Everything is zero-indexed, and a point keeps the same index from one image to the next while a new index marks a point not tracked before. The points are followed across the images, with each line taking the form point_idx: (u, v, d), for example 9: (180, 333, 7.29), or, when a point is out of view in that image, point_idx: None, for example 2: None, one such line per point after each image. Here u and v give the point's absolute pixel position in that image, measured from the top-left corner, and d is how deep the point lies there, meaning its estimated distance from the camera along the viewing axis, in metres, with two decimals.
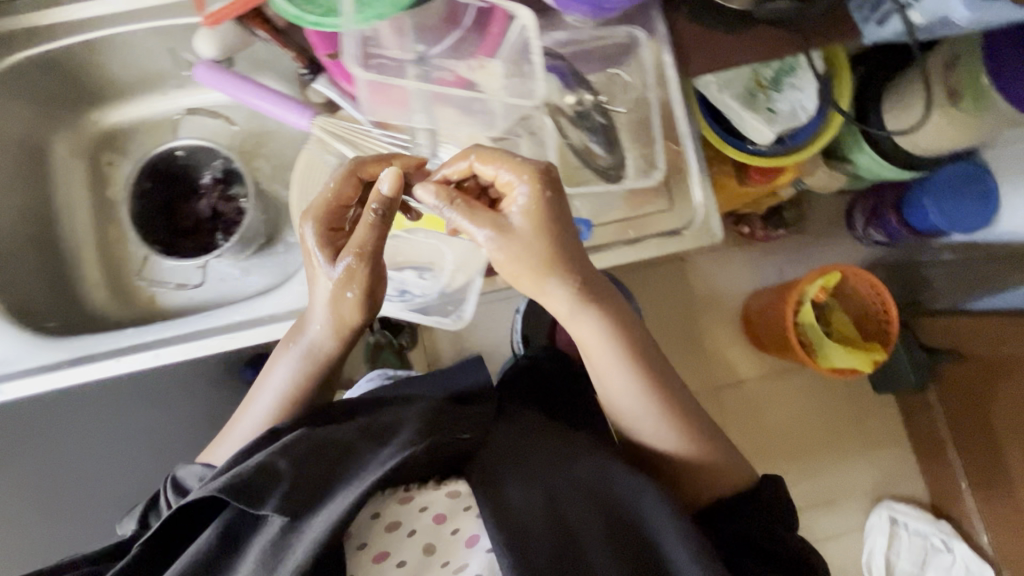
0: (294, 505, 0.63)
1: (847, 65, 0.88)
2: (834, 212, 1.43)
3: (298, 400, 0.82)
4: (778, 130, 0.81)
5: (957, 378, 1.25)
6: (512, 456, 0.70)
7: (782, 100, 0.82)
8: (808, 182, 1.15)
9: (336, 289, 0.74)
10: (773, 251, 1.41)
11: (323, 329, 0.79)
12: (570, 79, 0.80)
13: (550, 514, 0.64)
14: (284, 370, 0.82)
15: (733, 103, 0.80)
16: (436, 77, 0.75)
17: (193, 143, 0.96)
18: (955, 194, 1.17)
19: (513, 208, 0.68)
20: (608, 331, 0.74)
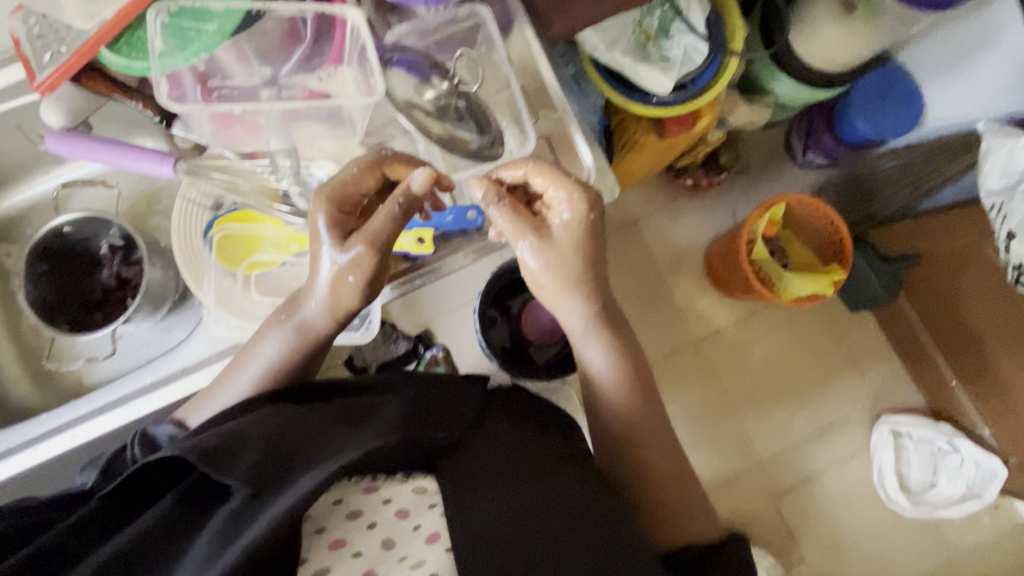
0: (261, 473, 0.59)
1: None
2: (773, 146, 1.42)
3: (285, 375, 0.80)
4: (675, 77, 0.82)
5: (923, 279, 1.25)
6: (483, 461, 0.70)
7: (672, 45, 0.82)
8: (732, 121, 1.15)
9: (338, 273, 0.75)
10: (721, 197, 1.41)
11: (319, 314, 0.79)
12: (423, 71, 0.80)
13: (509, 512, 0.63)
14: (273, 346, 0.81)
15: (624, 60, 0.80)
16: (287, 96, 0.74)
17: (77, 215, 0.95)
18: (880, 103, 1.17)
19: (566, 215, 0.74)
20: (623, 360, 0.80)
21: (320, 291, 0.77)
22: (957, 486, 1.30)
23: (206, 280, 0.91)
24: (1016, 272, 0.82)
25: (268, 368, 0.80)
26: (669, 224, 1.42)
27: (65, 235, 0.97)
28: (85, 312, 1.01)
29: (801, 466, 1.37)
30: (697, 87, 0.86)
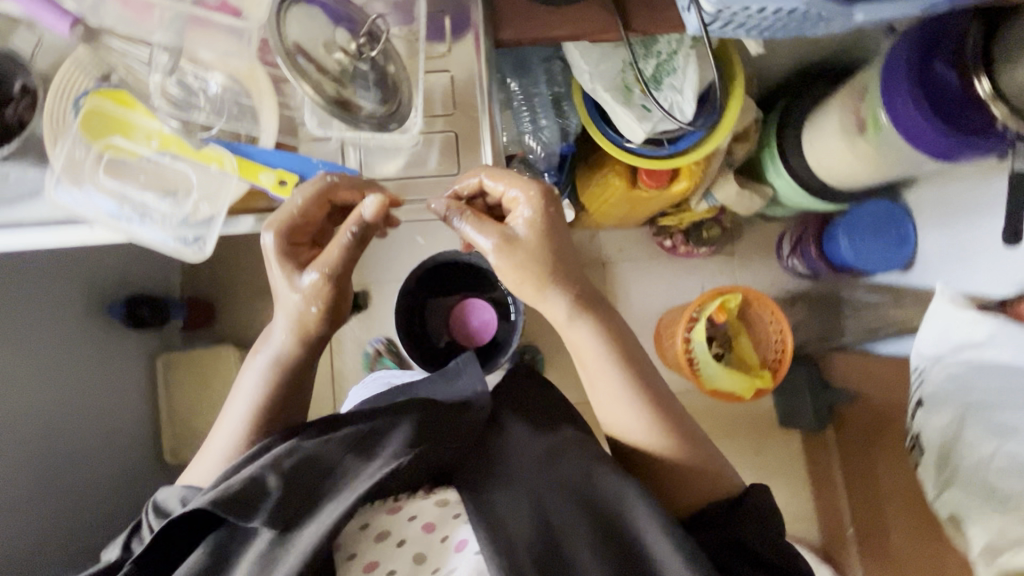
0: (287, 514, 0.58)
1: (740, 67, 0.85)
2: (765, 239, 1.40)
3: (267, 408, 0.71)
4: (651, 130, 0.80)
5: (852, 418, 1.21)
6: (501, 466, 0.64)
7: (658, 97, 0.80)
8: (717, 198, 1.13)
9: (301, 303, 0.68)
10: (694, 269, 1.39)
11: (286, 335, 0.69)
12: (342, 16, 0.64)
13: (543, 525, 0.60)
14: (252, 378, 0.71)
15: (602, 94, 0.78)
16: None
17: None
18: (874, 233, 1.14)
19: (523, 211, 0.68)
20: (605, 341, 0.71)
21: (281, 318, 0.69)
22: None
23: (58, 143, 0.66)
24: (913, 440, 0.80)
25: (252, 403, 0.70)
26: (635, 278, 1.40)
27: None
28: None
29: None
30: (676, 150, 0.87)
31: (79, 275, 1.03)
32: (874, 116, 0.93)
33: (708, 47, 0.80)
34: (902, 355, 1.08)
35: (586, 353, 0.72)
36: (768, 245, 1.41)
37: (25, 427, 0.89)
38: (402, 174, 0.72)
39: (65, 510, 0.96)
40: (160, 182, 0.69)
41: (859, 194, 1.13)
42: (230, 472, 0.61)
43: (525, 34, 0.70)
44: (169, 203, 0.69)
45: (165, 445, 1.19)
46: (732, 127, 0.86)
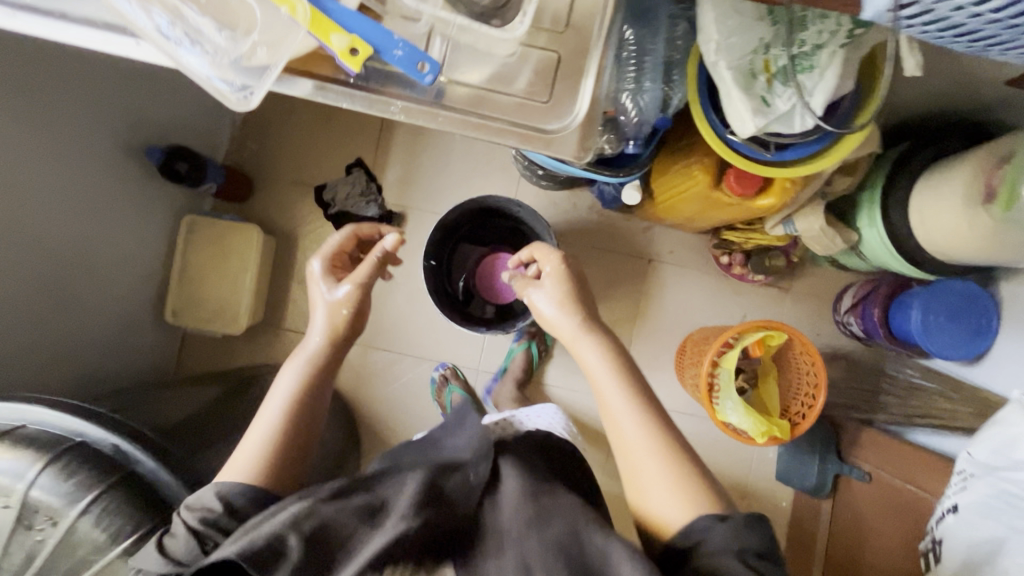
0: None
1: (883, 80, 0.74)
2: (825, 287, 1.30)
3: (306, 403, 0.78)
4: (762, 129, 0.71)
5: (855, 496, 1.13)
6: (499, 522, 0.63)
7: (782, 94, 0.70)
8: (796, 227, 1.03)
9: (336, 306, 0.85)
10: (740, 295, 1.30)
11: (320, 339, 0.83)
12: None
13: None
14: (288, 378, 0.79)
15: (722, 71, 0.69)
16: None
17: None
18: (953, 314, 1.03)
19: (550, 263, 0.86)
20: (607, 357, 0.77)
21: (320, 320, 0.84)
22: None
23: None
24: (930, 543, 0.75)
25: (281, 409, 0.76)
26: (676, 285, 1.31)
27: None
28: None
29: None
30: (780, 159, 0.77)
31: (127, 106, 1.00)
32: (1011, 188, 0.81)
33: (860, 48, 0.68)
34: (938, 450, 0.99)
35: (594, 377, 0.76)
36: (826, 294, 1.31)
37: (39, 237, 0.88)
38: (482, 90, 0.65)
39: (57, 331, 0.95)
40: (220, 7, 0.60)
41: (952, 269, 1.02)
42: (241, 532, 0.59)
43: None
44: (225, 36, 0.61)
45: (167, 301, 1.18)
46: (847, 150, 0.77)
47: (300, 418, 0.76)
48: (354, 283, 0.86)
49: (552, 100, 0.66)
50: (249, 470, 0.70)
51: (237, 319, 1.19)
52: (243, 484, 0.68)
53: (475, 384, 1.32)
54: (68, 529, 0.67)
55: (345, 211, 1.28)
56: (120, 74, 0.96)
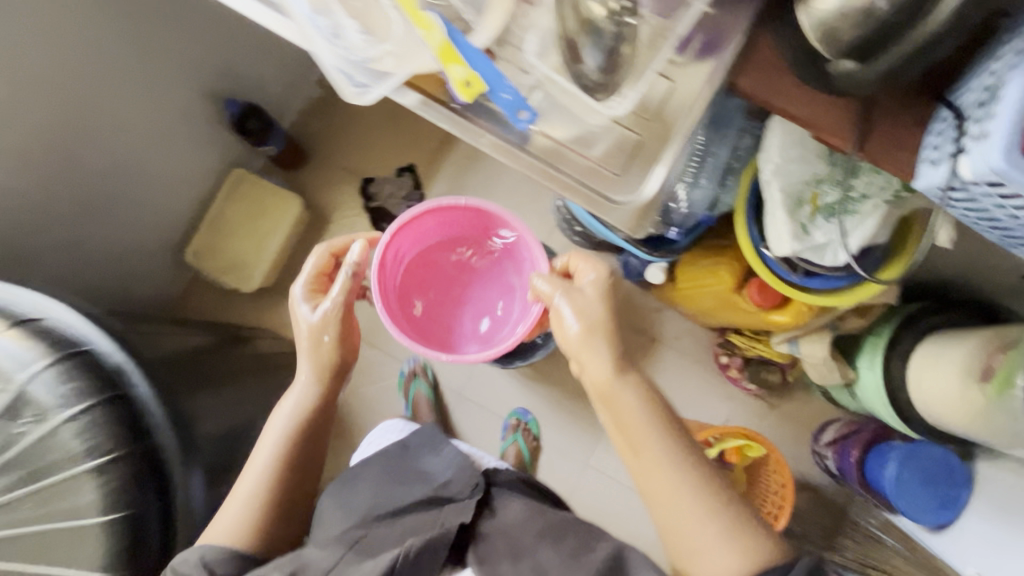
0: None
1: (913, 245, 0.79)
2: (811, 415, 1.32)
3: (292, 463, 0.79)
4: (795, 252, 0.75)
5: None
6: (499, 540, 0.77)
7: (821, 228, 0.75)
8: (801, 350, 1.06)
9: (316, 332, 0.82)
10: (729, 398, 1.33)
11: (310, 379, 0.82)
12: None
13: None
14: (268, 445, 0.79)
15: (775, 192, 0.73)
16: None
17: None
18: (929, 482, 1.04)
19: (589, 272, 0.81)
20: (649, 400, 0.75)
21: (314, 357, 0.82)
22: None
23: None
24: None
25: (268, 465, 0.78)
26: (673, 371, 1.34)
27: None
28: None
29: None
30: (809, 285, 0.82)
31: (212, 58, 1.08)
32: (1008, 375, 0.82)
33: (898, 210, 0.74)
34: None
35: (635, 422, 0.73)
36: (811, 423, 1.32)
37: (80, 142, 0.96)
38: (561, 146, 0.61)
39: (79, 236, 1.04)
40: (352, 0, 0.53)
41: (934, 432, 1.04)
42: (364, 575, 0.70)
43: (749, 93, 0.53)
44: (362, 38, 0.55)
45: (192, 243, 1.21)
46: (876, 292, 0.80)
47: (292, 466, 0.79)
48: (332, 302, 0.82)
49: (622, 174, 0.63)
50: (237, 532, 0.73)
51: (250, 281, 1.22)
52: (228, 547, 0.72)
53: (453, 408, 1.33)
54: (51, 429, 0.67)
55: (382, 210, 1.33)
56: (214, 26, 1.05)
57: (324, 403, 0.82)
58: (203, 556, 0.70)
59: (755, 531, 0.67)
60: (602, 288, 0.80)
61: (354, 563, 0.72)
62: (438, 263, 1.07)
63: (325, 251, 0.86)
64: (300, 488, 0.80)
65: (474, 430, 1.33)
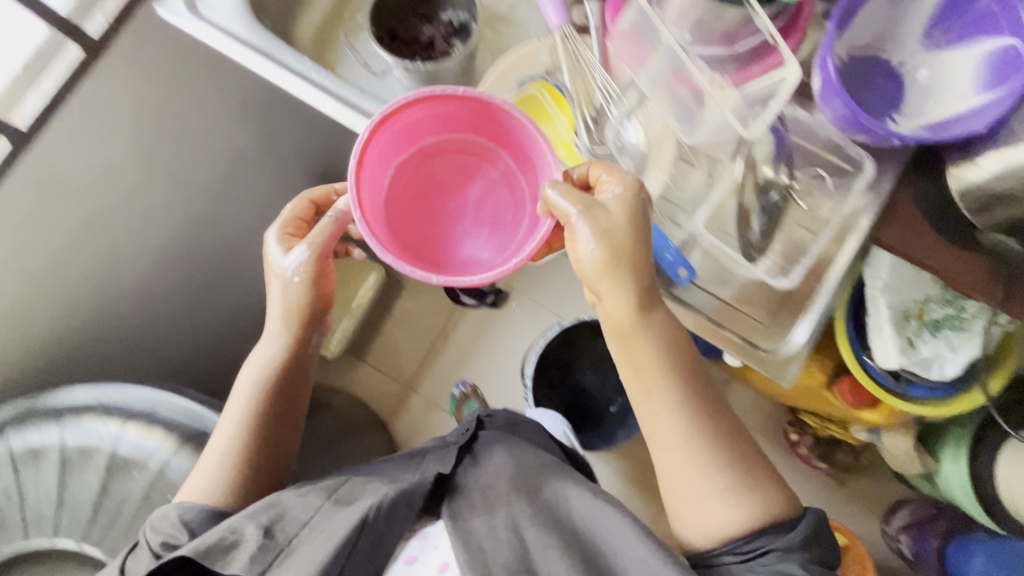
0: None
1: (1014, 357, 0.80)
2: (880, 495, 1.30)
3: (262, 411, 0.69)
4: (901, 364, 0.76)
5: None
6: (475, 495, 0.67)
7: (928, 343, 0.76)
8: (883, 440, 1.05)
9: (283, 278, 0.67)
10: (796, 473, 1.32)
11: (279, 326, 0.69)
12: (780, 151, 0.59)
13: (519, 545, 0.60)
14: (239, 398, 0.69)
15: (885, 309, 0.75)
16: (680, 75, 0.51)
17: None
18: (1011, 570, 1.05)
19: (612, 188, 0.54)
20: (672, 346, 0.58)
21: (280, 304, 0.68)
22: None
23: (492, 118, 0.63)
24: None
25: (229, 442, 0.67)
26: None
27: None
28: None
29: None
30: (907, 390, 0.81)
31: None
32: None
33: (1003, 329, 0.76)
34: None
35: (656, 402, 0.59)
36: (879, 502, 1.30)
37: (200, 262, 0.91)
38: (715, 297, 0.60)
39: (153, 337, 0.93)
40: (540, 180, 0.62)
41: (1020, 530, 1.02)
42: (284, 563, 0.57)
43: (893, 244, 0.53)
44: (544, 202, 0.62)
45: None
46: (979, 400, 0.80)
47: (271, 408, 0.69)
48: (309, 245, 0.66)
49: (771, 321, 0.60)
50: (216, 488, 0.65)
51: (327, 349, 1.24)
52: (202, 505, 0.64)
53: None
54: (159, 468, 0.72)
55: None
56: None
57: (293, 355, 0.70)
58: (214, 531, 0.58)
59: (768, 486, 0.58)
60: (626, 204, 0.54)
61: (330, 515, 0.60)
62: (423, 164, 0.66)
63: (303, 200, 0.71)
64: (283, 439, 0.71)
65: None
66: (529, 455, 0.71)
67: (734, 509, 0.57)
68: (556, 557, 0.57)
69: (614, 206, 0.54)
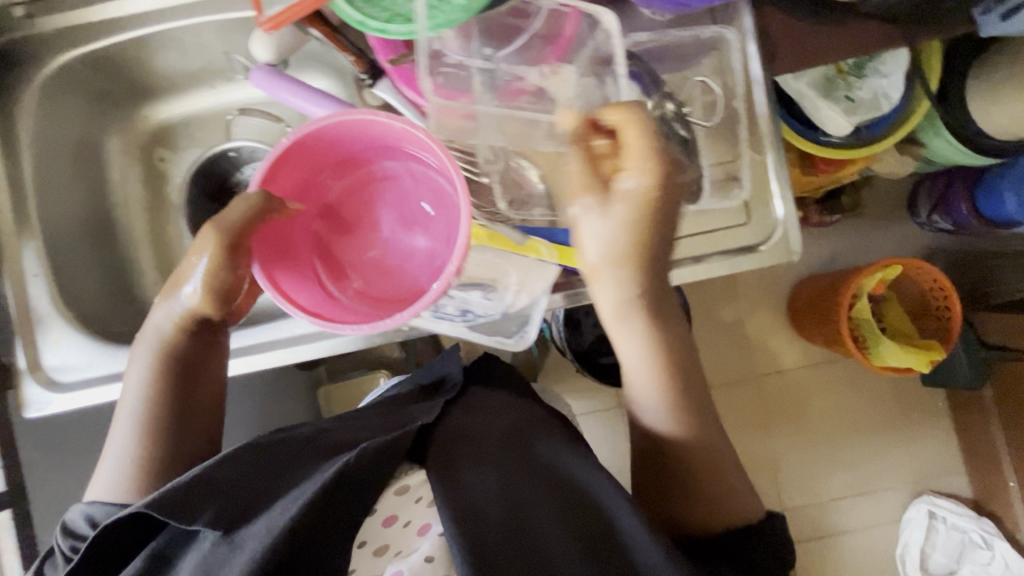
0: (229, 521, 0.60)
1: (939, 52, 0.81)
2: (897, 198, 1.34)
3: (192, 418, 0.72)
4: (856, 121, 0.76)
5: (1017, 375, 1.20)
6: (483, 456, 0.72)
7: (862, 87, 0.76)
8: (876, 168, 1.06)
9: (192, 259, 0.66)
10: (827, 236, 1.35)
11: (189, 299, 0.68)
12: (648, 85, 0.67)
13: (506, 501, 0.66)
14: (135, 373, 0.70)
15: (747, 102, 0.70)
16: (505, 88, 0.67)
17: (245, 141, 0.89)
18: None
19: (627, 183, 0.56)
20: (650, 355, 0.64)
21: (146, 339, 0.70)
22: None
23: None
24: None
25: (142, 396, 0.70)
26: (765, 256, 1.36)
27: (225, 157, 0.91)
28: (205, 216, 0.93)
29: (825, 523, 1.37)
30: (867, 135, 0.81)
31: None
32: None
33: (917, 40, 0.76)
34: None
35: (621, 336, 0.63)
36: (899, 204, 1.35)
37: None
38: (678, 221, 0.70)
39: None
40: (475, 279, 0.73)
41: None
42: (240, 555, 0.58)
43: (793, 59, 0.69)
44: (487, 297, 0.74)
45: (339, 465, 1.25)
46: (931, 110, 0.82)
47: (154, 426, 0.70)
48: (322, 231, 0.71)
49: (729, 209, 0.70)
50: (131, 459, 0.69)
51: None
52: (109, 505, 0.67)
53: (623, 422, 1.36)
54: None
55: None
56: None
57: (174, 357, 0.70)
58: (167, 488, 0.61)
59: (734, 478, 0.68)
60: (642, 202, 0.56)
61: (283, 499, 0.62)
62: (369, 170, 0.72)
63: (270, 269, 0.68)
64: (197, 428, 0.72)
65: None
66: (550, 454, 0.73)
67: (649, 400, 0.67)
68: (557, 525, 0.65)
69: (623, 198, 0.56)
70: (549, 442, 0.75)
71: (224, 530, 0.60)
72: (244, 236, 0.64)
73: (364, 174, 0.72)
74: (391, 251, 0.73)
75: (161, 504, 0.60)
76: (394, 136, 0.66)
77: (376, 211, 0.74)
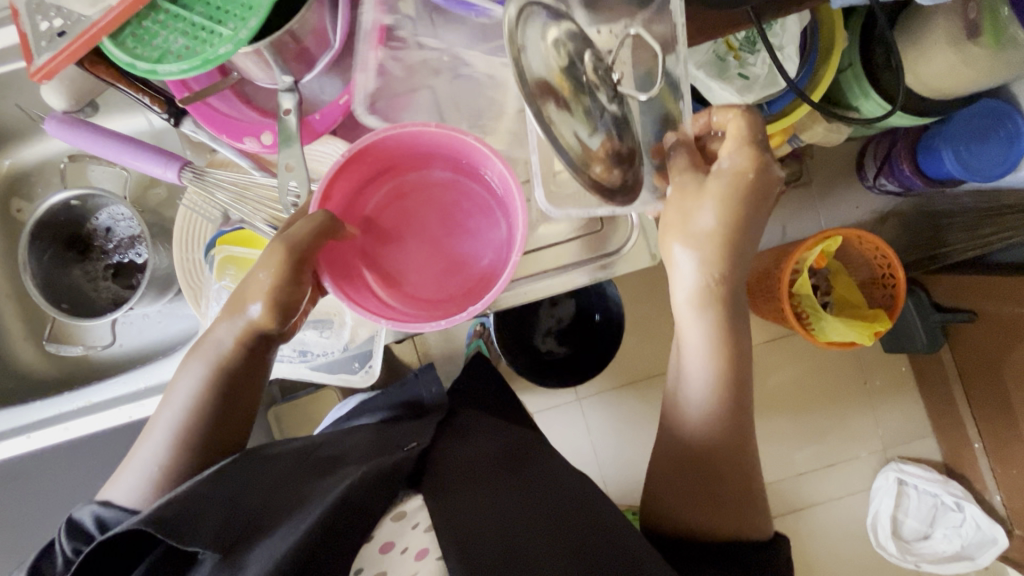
0: (228, 540, 0.60)
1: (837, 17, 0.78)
2: (843, 163, 1.30)
3: (226, 435, 0.72)
4: (753, 99, 0.76)
5: (974, 335, 1.18)
6: (472, 469, 0.78)
7: (755, 64, 0.76)
8: (803, 138, 1.02)
9: (256, 267, 0.65)
10: (773, 208, 1.31)
11: (252, 318, 0.67)
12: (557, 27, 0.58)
13: (497, 517, 0.70)
14: (187, 383, 0.70)
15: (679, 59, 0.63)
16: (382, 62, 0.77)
17: (86, 191, 0.91)
18: (978, 138, 1.00)
19: (724, 163, 0.64)
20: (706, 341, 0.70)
21: (205, 351, 0.69)
22: (952, 544, 1.27)
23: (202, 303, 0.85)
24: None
25: (188, 407, 0.69)
26: None
27: (72, 208, 0.92)
28: (65, 265, 0.93)
29: (794, 497, 1.36)
30: (768, 113, 0.79)
31: None
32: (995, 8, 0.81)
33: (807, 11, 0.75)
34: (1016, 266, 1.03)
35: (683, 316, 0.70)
36: (846, 169, 1.31)
37: None
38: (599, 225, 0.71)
39: None
40: (313, 321, 0.88)
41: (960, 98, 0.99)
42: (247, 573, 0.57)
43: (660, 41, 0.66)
44: (328, 335, 0.89)
45: None
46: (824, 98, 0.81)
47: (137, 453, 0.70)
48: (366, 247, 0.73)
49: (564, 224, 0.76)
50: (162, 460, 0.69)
51: None
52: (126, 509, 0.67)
53: (582, 415, 1.35)
54: None
55: None
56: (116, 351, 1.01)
57: (227, 371, 0.70)
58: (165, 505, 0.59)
59: (748, 501, 0.74)
60: (735, 180, 0.64)
61: (297, 520, 0.62)
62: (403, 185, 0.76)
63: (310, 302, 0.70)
64: (228, 440, 0.72)
65: (590, 419, 1.35)
66: (529, 474, 0.80)
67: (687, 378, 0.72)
68: (550, 539, 0.69)
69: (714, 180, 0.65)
70: (531, 468, 0.81)
71: (230, 552, 0.59)
72: (311, 252, 0.64)
73: (398, 186, 0.76)
74: (446, 251, 0.77)
75: (158, 520, 0.58)
76: (443, 143, 0.71)
77: (411, 221, 0.77)
